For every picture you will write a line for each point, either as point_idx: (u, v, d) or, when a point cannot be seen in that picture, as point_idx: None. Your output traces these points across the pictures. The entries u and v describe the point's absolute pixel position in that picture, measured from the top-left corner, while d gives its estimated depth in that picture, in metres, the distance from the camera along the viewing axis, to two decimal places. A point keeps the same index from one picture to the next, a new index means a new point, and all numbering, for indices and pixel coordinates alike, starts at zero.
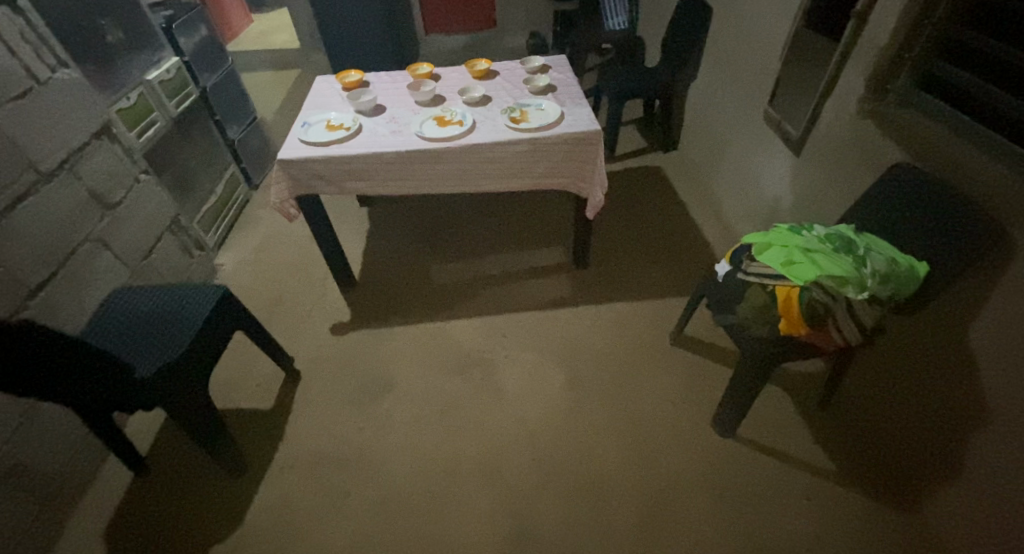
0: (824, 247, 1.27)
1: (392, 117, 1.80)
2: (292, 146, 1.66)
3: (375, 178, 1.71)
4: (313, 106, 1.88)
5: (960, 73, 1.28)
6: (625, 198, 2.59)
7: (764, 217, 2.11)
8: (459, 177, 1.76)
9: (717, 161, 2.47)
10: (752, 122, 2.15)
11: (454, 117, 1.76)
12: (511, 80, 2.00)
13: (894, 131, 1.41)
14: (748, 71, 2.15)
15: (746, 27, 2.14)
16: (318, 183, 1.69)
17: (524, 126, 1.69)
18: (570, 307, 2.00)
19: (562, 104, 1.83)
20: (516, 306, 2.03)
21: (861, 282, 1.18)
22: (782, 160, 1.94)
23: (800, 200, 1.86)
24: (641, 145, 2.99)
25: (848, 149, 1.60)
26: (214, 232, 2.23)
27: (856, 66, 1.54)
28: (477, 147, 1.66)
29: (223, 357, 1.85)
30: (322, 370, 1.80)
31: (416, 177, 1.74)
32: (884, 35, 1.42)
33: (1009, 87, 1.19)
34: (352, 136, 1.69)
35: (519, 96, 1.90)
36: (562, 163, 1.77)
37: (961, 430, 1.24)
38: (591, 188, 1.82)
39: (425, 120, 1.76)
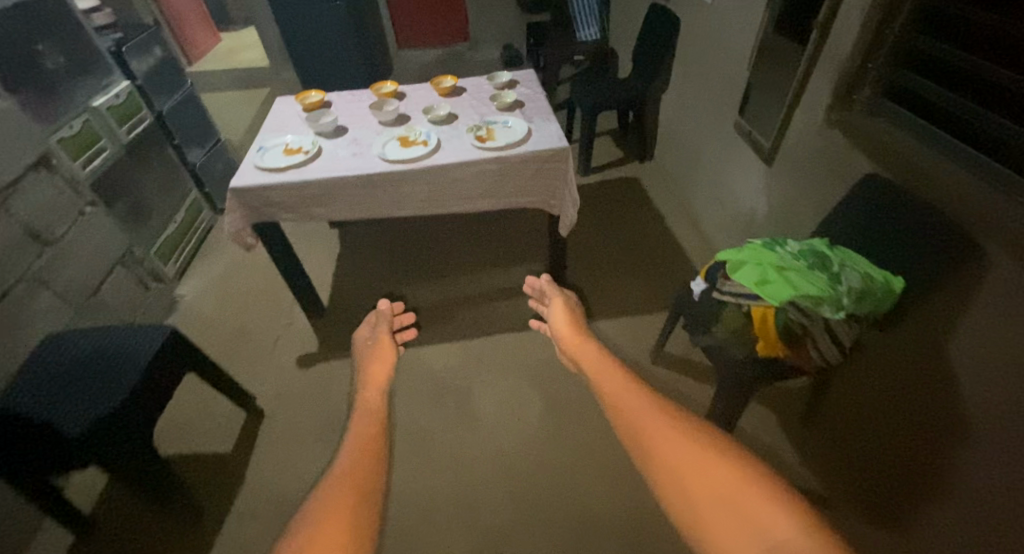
0: (798, 263, 1.23)
1: (354, 138, 1.74)
2: (247, 173, 1.59)
3: (338, 203, 1.64)
4: (270, 128, 1.81)
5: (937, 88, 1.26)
6: (602, 211, 2.54)
7: (740, 229, 2.07)
8: (425, 197, 1.70)
9: (691, 170, 2.46)
10: (724, 131, 2.14)
11: (418, 137, 1.71)
12: (477, 96, 1.96)
13: (861, 141, 1.39)
14: (718, 80, 2.15)
15: (714, 37, 2.15)
16: (279, 209, 1.61)
17: (490, 144, 1.65)
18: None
19: (529, 120, 1.80)
20: (491, 329, 1.98)
21: (837, 301, 1.14)
22: (755, 170, 1.92)
23: (771, 210, 1.84)
24: (616, 156, 2.98)
25: (816, 159, 1.58)
26: (175, 261, 2.14)
27: (821, 77, 1.54)
28: (441, 167, 1.61)
29: (175, 400, 1.75)
30: (287, 404, 1.71)
31: (381, 200, 1.67)
32: (847, 45, 1.42)
33: (989, 107, 1.15)
34: (311, 160, 1.63)
35: (485, 112, 1.86)
36: (532, 181, 1.73)
37: (947, 450, 1.20)
38: (562, 206, 1.79)
39: (388, 140, 1.71)
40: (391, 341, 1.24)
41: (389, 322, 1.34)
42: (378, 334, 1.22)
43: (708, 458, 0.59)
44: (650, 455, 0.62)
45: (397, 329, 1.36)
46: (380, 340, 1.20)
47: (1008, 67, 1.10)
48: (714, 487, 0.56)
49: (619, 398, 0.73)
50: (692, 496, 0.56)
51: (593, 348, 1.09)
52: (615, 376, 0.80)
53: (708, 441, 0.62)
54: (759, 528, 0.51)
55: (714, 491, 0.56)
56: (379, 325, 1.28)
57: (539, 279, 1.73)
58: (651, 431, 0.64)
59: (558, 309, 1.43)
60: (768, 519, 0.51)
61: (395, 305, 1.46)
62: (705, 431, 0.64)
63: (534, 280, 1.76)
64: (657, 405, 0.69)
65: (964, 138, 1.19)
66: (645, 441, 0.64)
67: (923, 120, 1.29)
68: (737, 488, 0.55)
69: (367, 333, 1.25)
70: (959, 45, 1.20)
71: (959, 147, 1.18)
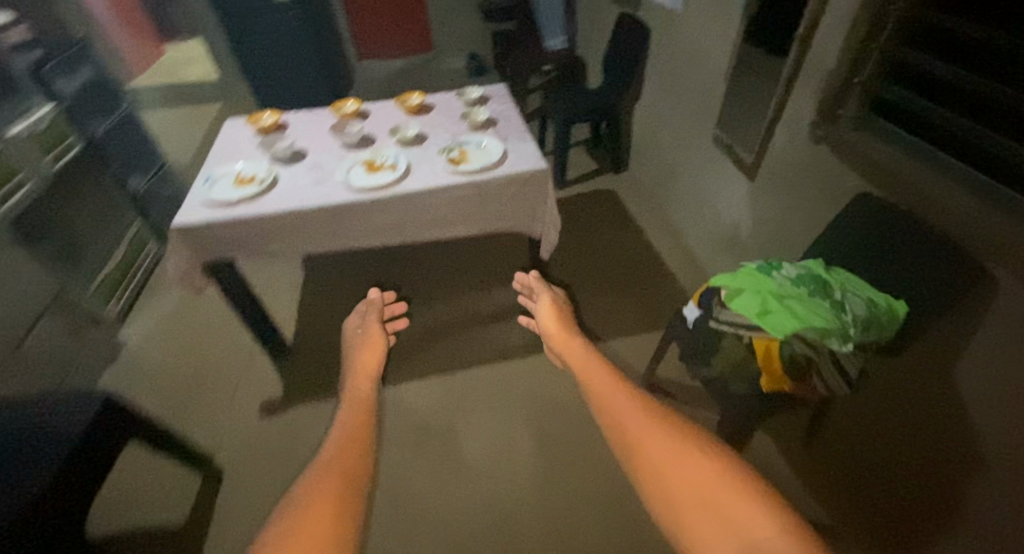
0: (798, 291, 1.16)
1: (315, 163, 1.60)
2: (193, 208, 1.42)
3: (299, 237, 1.50)
4: (219, 155, 1.64)
5: (928, 105, 1.22)
6: (580, 227, 2.46)
7: (723, 243, 2.03)
8: (396, 226, 1.57)
9: (669, 182, 2.41)
10: (701, 143, 2.09)
11: (386, 161, 1.58)
12: (446, 114, 1.85)
13: (850, 157, 1.35)
14: (693, 91, 2.11)
15: (687, 48, 2.11)
16: (234, 247, 1.46)
17: (464, 167, 1.54)
18: (532, 355, 1.84)
19: (504, 139, 1.70)
20: (473, 360, 1.86)
21: (844, 333, 1.07)
22: (736, 184, 1.88)
23: (756, 225, 1.80)
24: (590, 168, 2.91)
25: (802, 175, 1.53)
26: (117, 301, 1.94)
27: (803, 91, 1.50)
28: (412, 194, 1.49)
29: (118, 468, 1.55)
30: (250, 461, 1.54)
31: (347, 232, 1.54)
32: (831, 58, 1.38)
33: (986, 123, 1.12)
34: (266, 190, 1.47)
35: (457, 132, 1.75)
36: (511, 205, 1.63)
37: (958, 481, 1.14)
38: (543, 228, 1.71)
39: (352, 165, 1.58)
40: (382, 331, 1.32)
41: (383, 311, 1.47)
42: (370, 323, 1.34)
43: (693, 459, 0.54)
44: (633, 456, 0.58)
45: (389, 321, 1.47)
46: (376, 337, 1.24)
47: (1002, 82, 1.06)
48: (694, 487, 0.51)
49: (605, 400, 0.69)
50: (673, 500, 0.52)
51: (581, 347, 1.04)
52: (602, 376, 0.76)
53: (694, 441, 0.57)
54: (735, 525, 0.46)
55: (698, 493, 0.51)
56: (369, 316, 1.39)
57: (528, 275, 1.69)
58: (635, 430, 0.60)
59: (545, 306, 1.38)
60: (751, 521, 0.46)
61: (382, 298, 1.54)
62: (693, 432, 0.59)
63: (524, 277, 1.72)
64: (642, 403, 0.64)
65: (963, 157, 1.15)
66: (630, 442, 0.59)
67: (919, 138, 1.25)
68: (719, 489, 0.50)
69: (359, 322, 1.39)
70: (949, 59, 1.17)
71: (958, 166, 1.14)
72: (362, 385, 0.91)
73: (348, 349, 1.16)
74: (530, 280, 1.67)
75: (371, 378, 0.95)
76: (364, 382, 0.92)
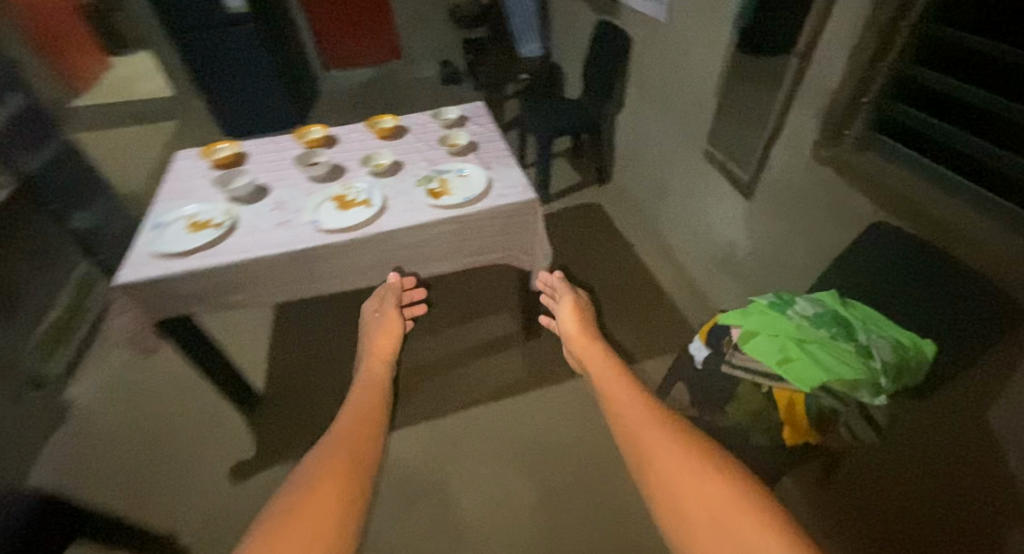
0: (819, 333, 1.06)
1: (278, 201, 1.45)
2: (139, 261, 1.25)
3: (266, 287, 1.35)
4: (169, 195, 1.47)
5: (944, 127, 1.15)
6: (567, 247, 2.36)
7: (719, 263, 1.95)
8: (371, 268, 1.43)
9: (658, 197, 2.33)
10: (690, 158, 2.01)
11: (358, 196, 1.44)
12: (422, 137, 1.72)
13: (860, 181, 1.27)
14: (680, 103, 2.02)
15: (671, 59, 2.02)
16: (185, 301, 1.29)
17: (446, 200, 1.42)
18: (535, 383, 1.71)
19: (487, 166, 1.58)
20: (464, 403, 1.75)
21: (875, 383, 0.98)
22: (731, 203, 1.80)
23: (754, 246, 1.72)
24: (574, 181, 2.81)
25: (804, 197, 1.45)
26: (62, 355, 1.75)
27: (802, 110, 1.41)
28: (390, 234, 1.36)
29: None
30: (220, 538, 1.37)
31: (318, 278, 1.39)
32: (835, 77, 1.29)
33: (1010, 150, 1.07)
34: (223, 236, 1.32)
35: (435, 159, 1.62)
36: (499, 239, 1.51)
37: (999, 529, 1.07)
38: (534, 261, 1.59)
39: (321, 202, 1.43)
40: (400, 316, 1.25)
41: (398, 298, 1.31)
42: (388, 310, 1.23)
43: (692, 468, 0.49)
44: (642, 463, 0.53)
45: (405, 302, 1.32)
46: (390, 315, 1.21)
47: (1015, 101, 1.01)
48: (704, 505, 0.45)
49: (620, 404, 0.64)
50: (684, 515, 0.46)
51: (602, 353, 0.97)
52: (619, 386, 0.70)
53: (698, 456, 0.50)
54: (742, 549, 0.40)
55: (702, 508, 0.45)
56: (387, 300, 1.28)
57: (550, 274, 1.46)
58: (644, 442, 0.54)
59: (567, 306, 1.27)
60: (756, 545, 0.40)
61: (404, 281, 1.40)
62: (711, 447, 0.53)
63: (548, 275, 1.43)
64: (654, 408, 0.59)
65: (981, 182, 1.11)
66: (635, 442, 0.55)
67: (933, 161, 1.19)
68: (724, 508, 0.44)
69: (375, 308, 1.27)
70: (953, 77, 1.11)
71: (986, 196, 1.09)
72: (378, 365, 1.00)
73: (367, 335, 1.15)
74: (552, 280, 1.43)
75: (384, 360, 1.02)
76: (379, 359, 1.02)
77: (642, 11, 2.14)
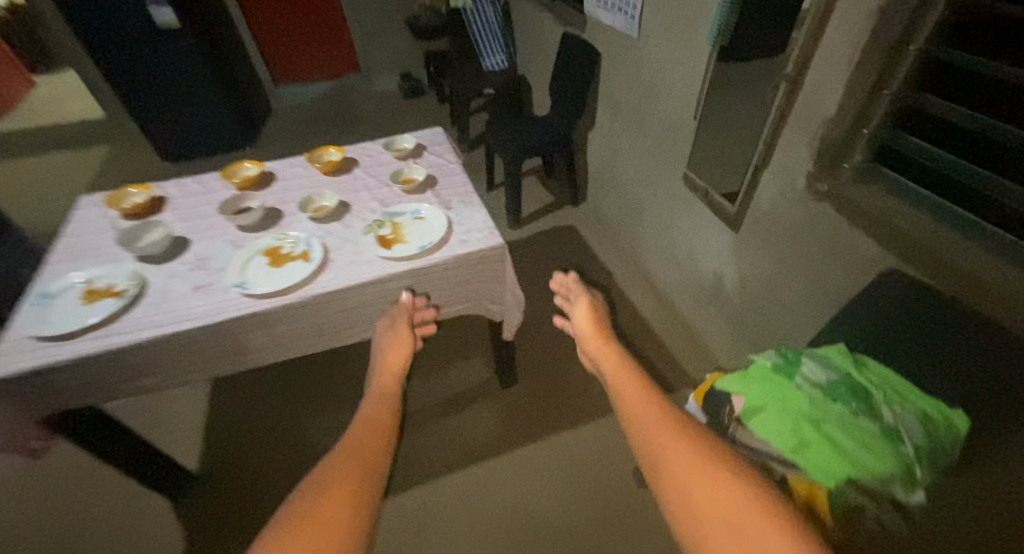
0: (836, 408, 0.89)
1: (200, 257, 1.23)
2: (15, 346, 1.02)
3: (183, 366, 1.13)
4: (66, 254, 1.24)
5: (951, 158, 1.01)
6: (540, 278, 2.20)
7: (705, 297, 1.81)
8: (311, 332, 1.22)
9: (636, 221, 2.18)
10: (668, 183, 1.87)
11: (295, 248, 1.24)
12: (374, 173, 1.54)
13: (863, 220, 1.12)
14: (654, 124, 1.88)
15: (643, 77, 1.88)
16: (75, 394, 1.06)
17: (399, 250, 1.23)
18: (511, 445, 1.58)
19: (446, 205, 1.40)
20: (431, 470, 1.57)
21: (909, 472, 0.82)
22: (714, 233, 1.66)
23: (741, 281, 1.58)
24: (545, 202, 2.65)
25: (796, 234, 1.31)
26: None
27: (791, 140, 1.27)
28: (332, 295, 1.16)
29: None
30: None
31: (247, 351, 1.17)
32: (831, 103, 1.14)
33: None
34: (127, 307, 1.10)
35: (388, 199, 1.43)
36: (463, 291, 1.32)
37: None
38: (503, 310, 1.42)
39: (251, 257, 1.23)
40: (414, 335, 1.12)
41: (411, 317, 1.16)
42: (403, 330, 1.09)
43: (720, 477, 0.53)
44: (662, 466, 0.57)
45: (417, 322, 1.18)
46: (402, 333, 1.08)
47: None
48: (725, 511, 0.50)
49: (631, 401, 0.69)
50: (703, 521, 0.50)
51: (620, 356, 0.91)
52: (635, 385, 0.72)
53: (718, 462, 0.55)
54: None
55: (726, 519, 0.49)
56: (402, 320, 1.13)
57: (564, 275, 1.29)
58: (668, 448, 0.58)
59: (581, 304, 1.17)
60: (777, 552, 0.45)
61: (416, 300, 1.22)
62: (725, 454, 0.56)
63: (563, 275, 1.29)
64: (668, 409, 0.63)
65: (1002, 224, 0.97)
66: (649, 443, 0.60)
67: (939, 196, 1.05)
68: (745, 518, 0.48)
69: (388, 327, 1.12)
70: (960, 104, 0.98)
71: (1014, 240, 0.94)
72: (391, 378, 0.95)
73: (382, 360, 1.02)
74: (566, 280, 1.29)
75: (396, 373, 0.98)
76: (391, 372, 0.97)
77: (611, 25, 1.99)
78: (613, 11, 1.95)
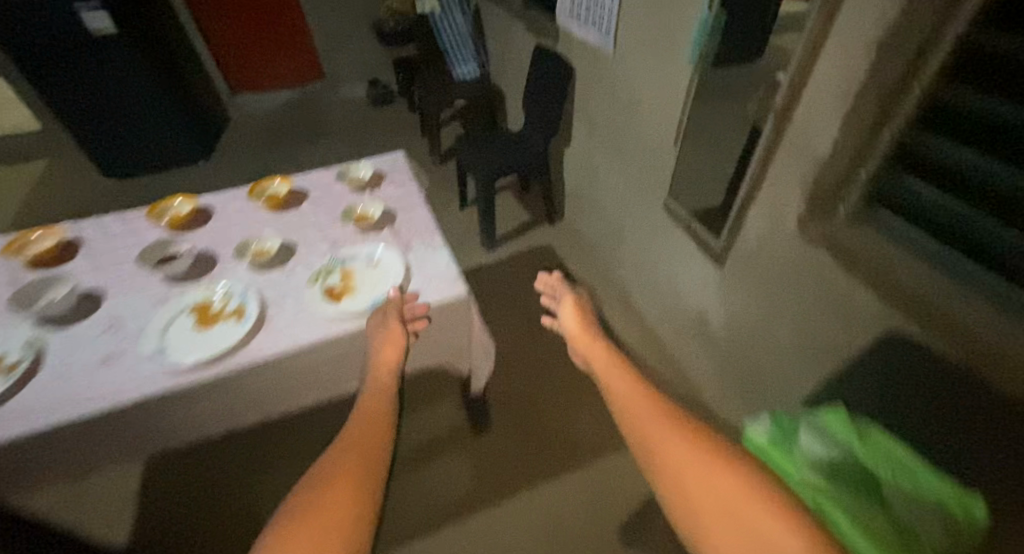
0: (878, 521, 0.58)
1: (116, 317, 1.07)
2: None
3: (93, 454, 0.97)
4: None
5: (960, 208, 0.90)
6: (514, 307, 2.07)
7: (689, 331, 1.70)
8: (247, 405, 1.06)
9: (615, 244, 2.07)
10: (649, 209, 1.76)
11: (228, 304, 1.09)
12: (325, 208, 1.38)
13: (861, 273, 1.00)
14: (633, 146, 1.76)
15: (620, 95, 1.75)
16: None
17: (348, 304, 1.09)
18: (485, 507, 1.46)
19: (405, 246, 1.25)
20: (397, 533, 1.44)
21: None
22: (698, 266, 1.55)
23: (728, 320, 1.48)
24: (521, 220, 2.52)
25: (787, 278, 1.20)
26: None
27: (781, 177, 1.16)
28: (269, 363, 1.00)
29: None
30: None
31: (170, 430, 1.02)
32: (824, 142, 1.02)
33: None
34: (20, 388, 0.93)
35: (339, 239, 1.28)
36: (425, 346, 1.18)
37: None
38: (472, 362, 1.28)
39: (175, 317, 1.06)
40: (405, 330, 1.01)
41: (400, 310, 1.04)
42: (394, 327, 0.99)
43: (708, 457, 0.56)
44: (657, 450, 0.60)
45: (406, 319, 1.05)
46: (393, 328, 0.98)
47: None
48: (719, 501, 0.51)
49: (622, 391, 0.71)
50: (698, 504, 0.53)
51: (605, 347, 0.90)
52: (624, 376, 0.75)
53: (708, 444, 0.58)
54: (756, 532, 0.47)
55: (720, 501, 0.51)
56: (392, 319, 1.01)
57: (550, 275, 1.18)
58: (657, 441, 0.61)
59: (565, 304, 1.08)
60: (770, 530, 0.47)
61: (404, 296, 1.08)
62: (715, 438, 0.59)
63: (546, 275, 1.18)
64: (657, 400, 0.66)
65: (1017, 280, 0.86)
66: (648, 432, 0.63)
67: (942, 245, 0.93)
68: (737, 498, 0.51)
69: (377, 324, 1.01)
70: None
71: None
72: (385, 375, 0.88)
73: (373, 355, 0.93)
74: (551, 281, 1.17)
75: (391, 369, 0.90)
76: (385, 369, 0.89)
77: (585, 38, 1.86)
78: (587, 25, 1.82)
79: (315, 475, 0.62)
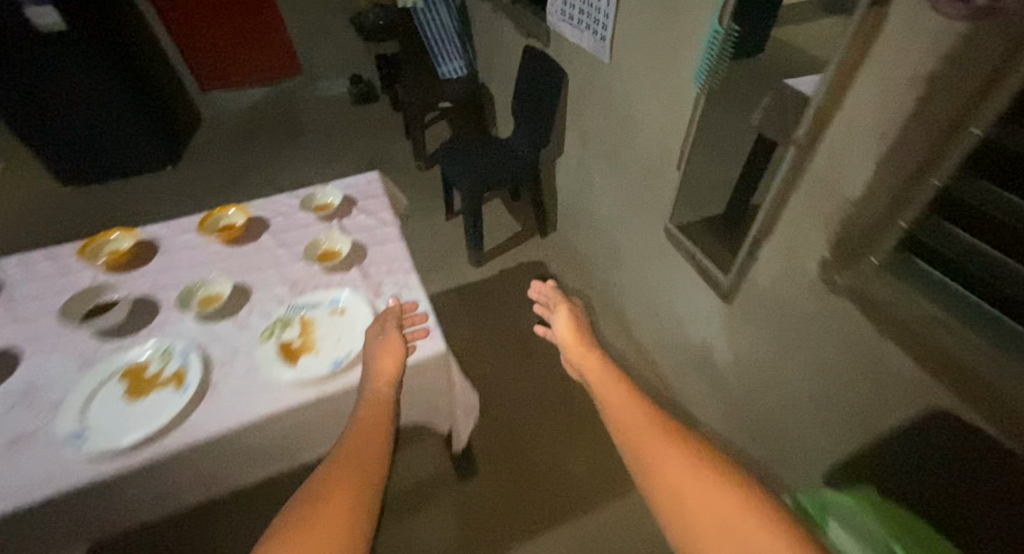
0: None
1: (31, 388, 0.91)
2: None
3: None
4: None
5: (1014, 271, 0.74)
6: (504, 331, 1.93)
7: (692, 364, 1.57)
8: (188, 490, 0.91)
9: (611, 263, 1.93)
10: (648, 231, 1.61)
11: (165, 368, 0.94)
12: (286, 242, 1.22)
13: (897, 337, 0.87)
14: (631, 162, 1.61)
15: (617, 106, 1.60)
16: None
17: (306, 365, 0.93)
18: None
19: (375, 290, 1.10)
20: None
21: None
22: (703, 299, 1.42)
23: (735, 359, 1.35)
24: (511, 232, 2.36)
25: (807, 327, 1.07)
26: None
27: (800, 215, 1.02)
28: (210, 443, 0.85)
29: None
30: None
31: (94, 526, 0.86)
32: (856, 183, 0.88)
33: None
34: None
35: (300, 282, 1.13)
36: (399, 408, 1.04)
37: None
38: (453, 419, 1.14)
39: (101, 385, 0.91)
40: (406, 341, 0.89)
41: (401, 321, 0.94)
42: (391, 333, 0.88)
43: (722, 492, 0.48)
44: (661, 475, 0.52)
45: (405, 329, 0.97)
46: (392, 338, 0.86)
47: None
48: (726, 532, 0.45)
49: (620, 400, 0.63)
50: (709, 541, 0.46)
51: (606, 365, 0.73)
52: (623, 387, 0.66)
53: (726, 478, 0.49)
54: None
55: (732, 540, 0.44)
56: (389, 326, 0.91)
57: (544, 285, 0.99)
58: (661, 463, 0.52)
59: (561, 313, 0.90)
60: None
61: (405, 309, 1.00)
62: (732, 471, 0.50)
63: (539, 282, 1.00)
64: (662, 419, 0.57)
65: None
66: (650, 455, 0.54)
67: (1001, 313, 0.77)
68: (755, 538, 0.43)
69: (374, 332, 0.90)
70: None
71: None
72: (383, 387, 0.75)
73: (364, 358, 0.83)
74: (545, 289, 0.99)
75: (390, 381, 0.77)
76: (383, 380, 0.76)
77: (578, 41, 1.69)
78: (581, 28, 1.65)
79: (304, 484, 0.55)
